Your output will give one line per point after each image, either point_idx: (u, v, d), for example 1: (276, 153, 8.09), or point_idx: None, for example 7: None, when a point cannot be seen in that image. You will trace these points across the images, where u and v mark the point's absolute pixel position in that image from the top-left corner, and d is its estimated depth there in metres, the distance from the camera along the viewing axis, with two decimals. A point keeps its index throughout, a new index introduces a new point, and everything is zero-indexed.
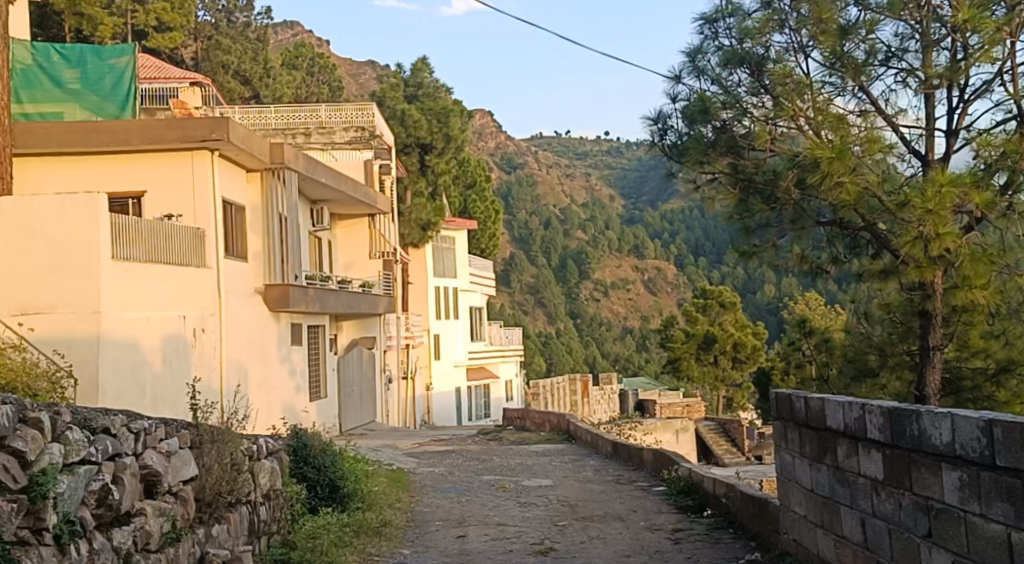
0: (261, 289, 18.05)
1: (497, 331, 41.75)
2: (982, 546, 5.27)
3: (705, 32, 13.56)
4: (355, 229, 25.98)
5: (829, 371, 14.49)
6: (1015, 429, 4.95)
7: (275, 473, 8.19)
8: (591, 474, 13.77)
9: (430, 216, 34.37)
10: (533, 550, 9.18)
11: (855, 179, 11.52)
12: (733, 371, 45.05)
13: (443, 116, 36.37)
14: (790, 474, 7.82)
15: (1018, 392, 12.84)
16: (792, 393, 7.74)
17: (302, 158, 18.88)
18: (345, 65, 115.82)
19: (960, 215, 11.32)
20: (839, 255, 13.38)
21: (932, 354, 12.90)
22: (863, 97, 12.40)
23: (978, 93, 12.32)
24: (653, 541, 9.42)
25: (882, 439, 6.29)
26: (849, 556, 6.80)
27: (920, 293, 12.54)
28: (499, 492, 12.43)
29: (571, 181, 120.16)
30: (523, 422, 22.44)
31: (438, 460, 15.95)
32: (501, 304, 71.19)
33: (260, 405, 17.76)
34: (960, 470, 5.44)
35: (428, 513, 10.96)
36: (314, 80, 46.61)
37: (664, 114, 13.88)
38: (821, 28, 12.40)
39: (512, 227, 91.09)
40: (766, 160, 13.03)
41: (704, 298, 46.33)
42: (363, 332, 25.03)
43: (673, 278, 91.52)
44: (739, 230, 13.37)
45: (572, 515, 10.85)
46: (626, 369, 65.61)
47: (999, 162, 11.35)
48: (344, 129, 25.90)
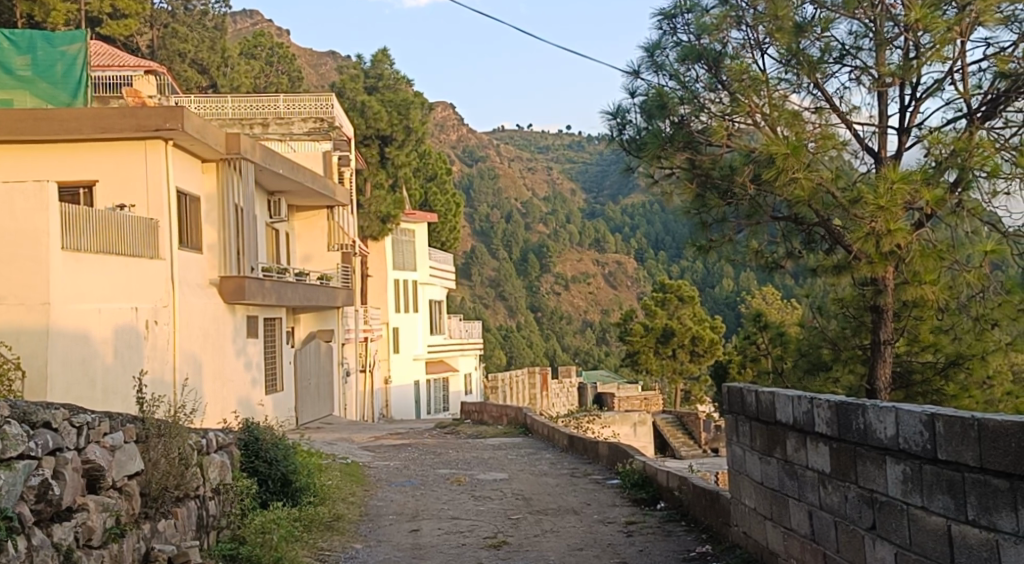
0: (215, 281, 17.83)
1: (457, 324, 41.76)
2: (923, 539, 5.37)
3: (664, 28, 13.69)
4: (314, 221, 25.89)
5: (783, 365, 14.58)
6: (956, 423, 5.05)
7: (224, 467, 8.16)
8: (546, 468, 13.82)
9: (390, 208, 34.07)
10: (485, 544, 9.21)
11: (809, 175, 11.66)
12: (691, 365, 45.26)
13: (403, 108, 36.39)
14: (740, 467, 7.91)
15: (967, 385, 13.01)
16: (743, 387, 7.82)
17: (258, 149, 18.69)
18: (304, 57, 114.80)
19: (911, 211, 11.50)
20: (795, 250, 13.48)
21: (883, 349, 13.06)
22: (818, 94, 12.55)
23: (928, 93, 12.51)
24: (606, 534, 9.48)
25: (830, 433, 6.37)
26: (797, 548, 6.88)
27: (873, 289, 12.60)
28: (453, 485, 12.46)
29: (533, 175, 120.53)
30: (480, 416, 22.47)
31: (393, 454, 15.92)
32: (461, 297, 71.21)
33: (214, 399, 17.61)
34: (903, 464, 5.54)
35: (382, 507, 10.94)
36: (273, 70, 46.25)
37: (623, 109, 13.94)
38: (776, 26, 12.52)
39: (473, 221, 90.98)
40: (723, 156, 13.16)
41: (663, 292, 46.53)
42: (321, 325, 24.98)
43: (633, 272, 91.98)
44: (697, 224, 13.40)
45: (527, 508, 10.92)
46: (586, 362, 65.86)
47: (948, 161, 11.43)
48: (303, 120, 25.54)
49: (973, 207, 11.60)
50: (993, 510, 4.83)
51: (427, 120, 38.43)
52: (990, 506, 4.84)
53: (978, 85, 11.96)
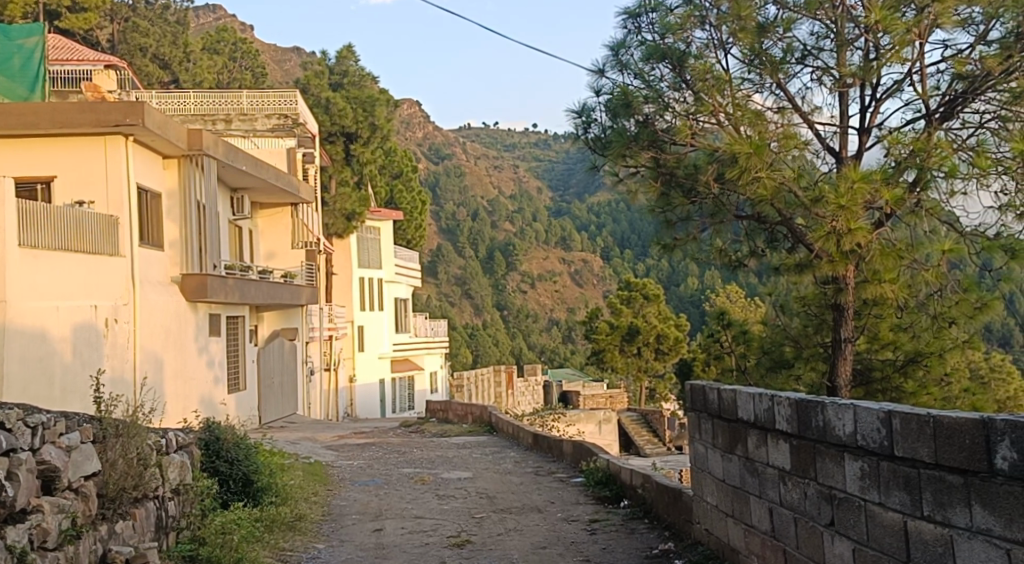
0: (177, 278, 17.71)
1: (422, 322, 41.71)
2: (880, 535, 5.44)
3: (628, 27, 13.70)
4: (277, 219, 25.72)
5: (746, 362, 14.67)
6: (912, 421, 5.12)
7: (184, 467, 8.09)
8: (511, 466, 13.84)
9: (355, 206, 33.94)
10: (448, 543, 9.21)
11: (771, 174, 11.76)
12: (656, 363, 45.49)
13: (368, 104, 36.19)
14: (702, 464, 7.96)
15: (925, 383, 13.09)
16: (706, 384, 7.88)
17: (221, 145, 18.57)
18: (268, 53, 114.18)
19: (871, 211, 11.66)
20: (758, 248, 13.55)
21: (844, 346, 13.19)
22: (780, 95, 12.69)
23: (888, 93, 12.63)
24: (569, 532, 9.50)
25: (790, 430, 6.43)
26: (757, 545, 6.93)
27: (834, 287, 12.65)
28: (417, 484, 12.44)
29: (499, 173, 120.59)
30: (445, 414, 22.46)
31: (358, 453, 15.85)
32: (428, 295, 71.01)
33: (175, 398, 17.45)
34: (861, 461, 5.60)
35: (345, 506, 10.90)
36: (236, 65, 45.84)
37: (588, 107, 13.95)
38: (740, 26, 12.62)
39: (439, 218, 90.76)
40: (687, 155, 13.20)
41: (628, 290, 46.75)
42: (284, 323, 24.82)
43: (599, 270, 92.63)
44: (661, 223, 13.55)
45: (491, 507, 10.91)
46: (552, 360, 65.99)
47: (907, 161, 11.56)
48: (266, 116, 25.37)
49: (931, 207, 11.77)
50: (947, 506, 4.89)
51: (392, 117, 38.31)
52: (945, 501, 4.90)
53: (936, 86, 12.11)
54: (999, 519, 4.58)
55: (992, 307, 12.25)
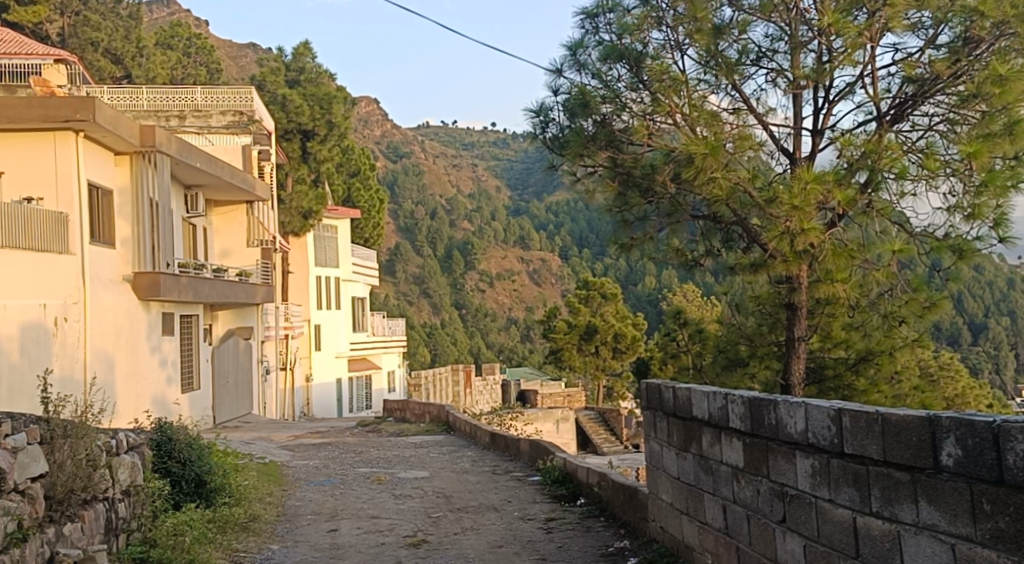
0: (130, 277, 17.49)
1: (380, 322, 41.52)
2: (830, 531, 5.50)
3: (586, 27, 13.78)
4: (232, 216, 25.49)
5: (702, 361, 14.78)
6: (862, 418, 5.20)
7: (136, 468, 8.00)
8: (467, 465, 13.83)
9: (311, 204, 33.67)
10: (404, 542, 9.18)
11: (726, 174, 11.89)
12: (613, 361, 45.69)
13: (325, 102, 35.89)
14: (657, 462, 8.00)
15: (876, 381, 13.25)
16: (662, 383, 7.93)
17: (175, 142, 18.43)
18: (224, 49, 113.13)
19: (824, 211, 11.83)
20: (714, 248, 13.60)
21: (798, 344, 13.33)
22: (735, 95, 12.79)
23: (841, 95, 12.77)
24: (526, 530, 9.52)
25: (743, 428, 6.49)
26: (711, 542, 6.99)
27: (787, 286, 12.77)
28: (374, 484, 12.39)
29: (459, 172, 120.49)
30: (403, 414, 22.36)
31: (313, 453, 15.76)
32: (386, 293, 70.69)
33: (127, 397, 17.22)
34: (812, 458, 5.67)
35: (300, 506, 10.84)
36: (190, 61, 45.28)
37: (545, 107, 13.94)
38: (696, 27, 12.76)
39: (397, 217, 90.36)
40: (644, 155, 13.21)
41: (586, 290, 46.90)
42: (239, 322, 24.58)
43: (558, 269, 92.91)
44: (619, 222, 13.66)
45: (447, 507, 10.88)
46: (511, 360, 65.96)
47: (859, 162, 11.76)
48: (221, 113, 25.00)
49: (882, 208, 11.91)
50: (895, 502, 4.96)
51: (349, 115, 38.01)
52: (892, 498, 4.97)
53: (887, 89, 12.28)
54: (945, 514, 4.64)
55: (941, 307, 12.39)
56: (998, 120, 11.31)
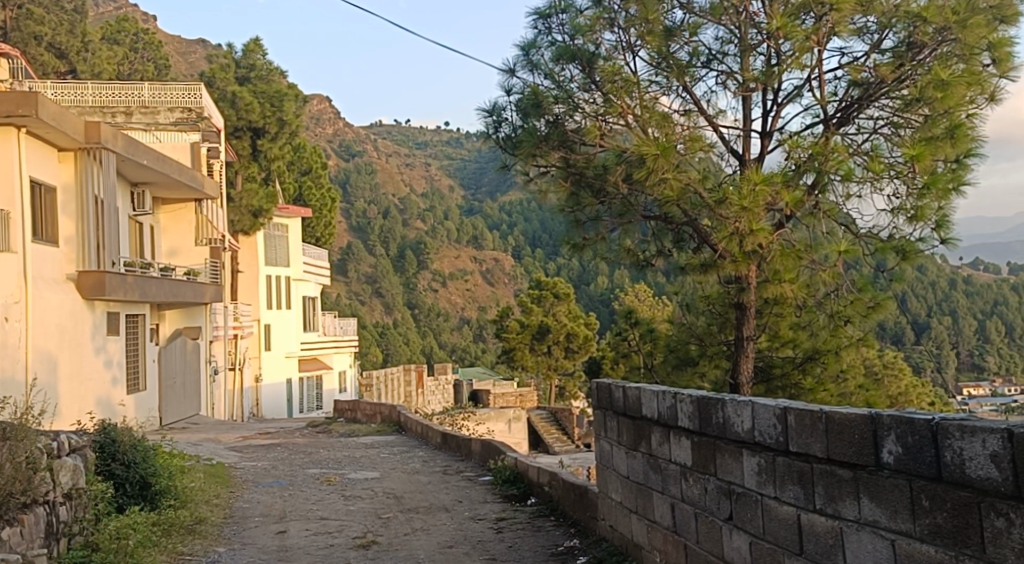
0: (74, 275, 17.17)
1: (331, 321, 41.27)
2: (775, 528, 5.56)
3: (539, 28, 13.78)
4: (180, 215, 25.18)
5: (653, 360, 14.86)
6: (807, 417, 5.26)
7: (78, 470, 7.87)
8: (418, 466, 13.77)
9: (262, 203, 33.28)
10: (354, 544, 9.12)
11: (677, 175, 11.97)
12: (566, 361, 45.84)
13: (276, 99, 35.47)
14: (608, 461, 8.02)
15: (822, 379, 13.43)
16: (612, 382, 7.96)
17: (121, 138, 18.23)
18: (172, 44, 111.74)
19: (772, 212, 12.03)
20: (665, 248, 13.69)
21: (747, 344, 13.45)
22: (686, 97, 12.90)
23: (789, 98, 12.93)
24: (476, 530, 9.51)
25: (691, 427, 6.54)
26: (659, 540, 7.03)
27: (737, 286, 12.86)
28: (323, 485, 12.30)
29: (412, 171, 120.18)
30: (354, 414, 22.25)
31: (262, 454, 15.61)
32: (338, 293, 70.20)
33: (70, 399, 16.96)
34: (758, 456, 5.72)
35: (247, 508, 10.74)
36: (137, 56, 44.59)
37: (498, 107, 13.91)
38: (647, 29, 12.85)
39: (349, 216, 89.78)
40: (596, 155, 13.29)
41: (539, 290, 47.00)
42: (188, 321, 24.28)
43: (510, 269, 92.98)
44: (571, 222, 13.66)
45: (398, 507, 10.85)
46: (463, 359, 65.82)
47: (806, 164, 11.89)
48: (169, 110, 24.86)
49: (829, 209, 12.16)
50: (837, 499, 5.02)
51: (300, 113, 37.65)
52: (835, 495, 5.03)
53: (834, 92, 12.49)
54: (885, 511, 4.70)
55: (885, 307, 12.58)
56: (940, 123, 11.51)
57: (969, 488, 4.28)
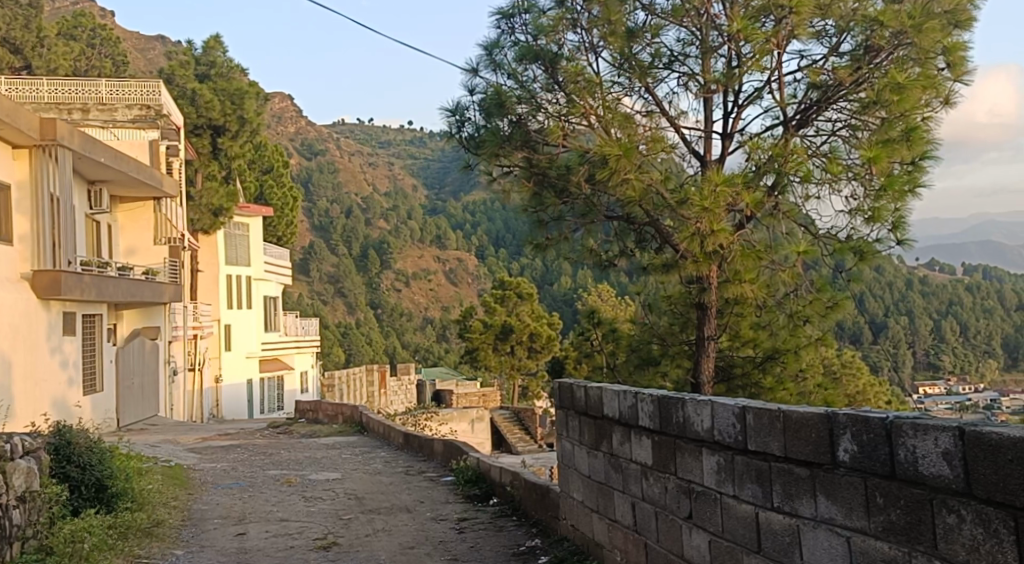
0: (28, 274, 16.90)
1: (292, 321, 41.02)
2: (734, 526, 5.58)
3: (502, 27, 13.80)
4: (139, 213, 24.92)
5: (616, 360, 14.90)
6: (765, 416, 5.30)
7: (32, 473, 7.76)
8: (380, 466, 13.72)
9: (222, 202, 33.12)
10: (314, 546, 9.07)
11: (640, 176, 12.01)
12: (529, 361, 45.87)
13: (236, 97, 35.15)
14: (569, 461, 8.03)
15: (782, 379, 13.48)
16: (574, 382, 7.97)
17: (77, 136, 18.00)
18: (131, 40, 110.56)
19: (733, 212, 12.10)
20: (627, 248, 13.72)
21: (707, 344, 13.53)
22: (648, 98, 12.97)
23: (750, 100, 13.03)
24: (438, 531, 9.49)
25: (652, 426, 6.57)
26: (620, 539, 7.05)
27: (698, 286, 12.94)
28: (283, 486, 12.22)
29: (375, 170, 119.76)
30: (315, 414, 22.13)
31: (221, 455, 15.48)
32: (300, 293, 69.77)
33: (24, 400, 16.66)
34: (717, 455, 5.75)
35: (206, 510, 10.64)
36: (95, 52, 44.01)
37: (461, 106, 13.91)
38: (610, 29, 12.93)
39: (311, 215, 89.24)
40: (559, 155, 13.27)
41: (502, 290, 46.98)
42: (146, 321, 24.03)
43: (474, 269, 92.88)
44: (534, 222, 13.65)
45: (359, 508, 10.79)
46: (427, 359, 65.64)
47: (767, 165, 12.04)
48: (126, 107, 24.36)
49: (788, 210, 12.30)
50: (795, 498, 5.06)
51: (262, 111, 37.35)
52: (792, 493, 5.07)
53: (793, 94, 12.55)
54: (841, 509, 4.75)
55: (843, 306, 12.66)
56: (896, 126, 11.62)
57: (921, 485, 4.33)
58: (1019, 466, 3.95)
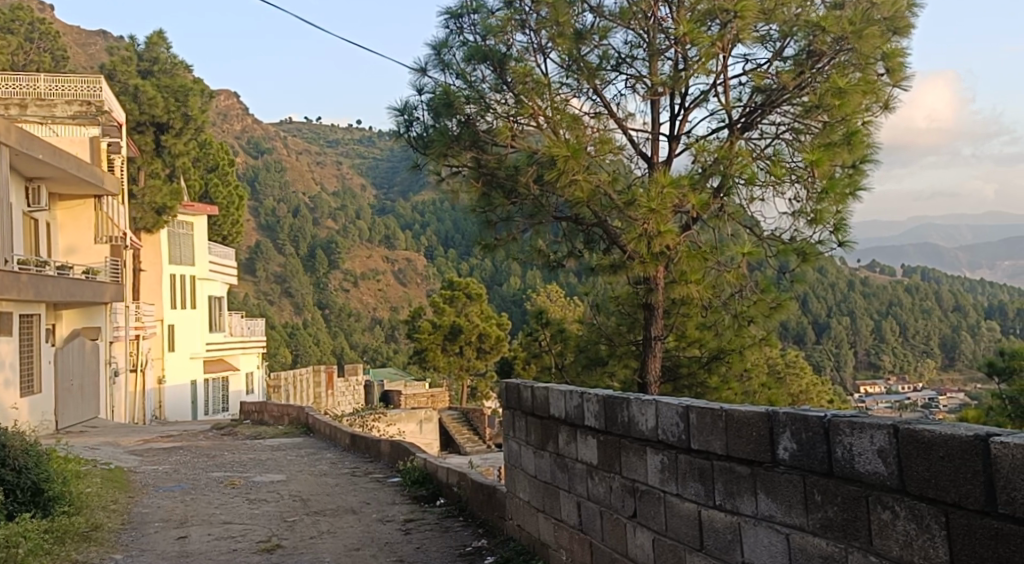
0: None
1: (238, 322, 40.56)
2: (677, 525, 5.61)
3: (450, 27, 13.78)
4: (79, 211, 24.47)
5: (564, 360, 14.96)
6: (708, 415, 5.33)
7: None
8: (326, 468, 13.62)
9: (165, 200, 32.56)
10: (257, 548, 8.95)
11: (588, 177, 12.02)
12: (478, 362, 45.83)
13: (181, 94, 34.78)
14: (516, 461, 8.01)
15: (727, 378, 13.67)
16: (521, 382, 7.95)
17: (15, 132, 17.73)
18: (72, 35, 108.79)
19: (679, 214, 12.15)
20: (576, 249, 13.76)
21: (654, 343, 13.60)
22: (596, 100, 13.05)
23: (696, 102, 13.11)
24: (383, 532, 9.42)
25: (597, 426, 6.58)
26: (565, 539, 7.05)
27: (645, 287, 13.02)
28: (226, 489, 12.07)
29: (322, 170, 118.99)
30: (260, 416, 21.90)
31: (163, 458, 15.25)
32: (246, 293, 69.06)
33: None
34: (661, 454, 5.78)
35: (147, 513, 10.46)
36: (34, 47, 43.20)
37: (409, 106, 13.82)
38: (558, 31, 12.96)
39: (258, 214, 88.38)
40: (508, 156, 13.23)
41: (451, 290, 46.87)
42: (85, 322, 23.70)
43: (423, 269, 92.58)
44: (482, 223, 13.63)
45: (304, 510, 10.69)
46: (375, 359, 65.31)
47: (712, 167, 12.17)
48: (65, 102, 23.97)
49: (733, 211, 12.45)
50: (736, 495, 5.09)
51: (206, 108, 36.92)
52: (734, 491, 5.11)
53: (739, 98, 12.65)
54: (781, 506, 4.79)
55: (786, 306, 12.79)
56: (837, 130, 11.87)
57: (857, 482, 4.38)
58: (950, 462, 4.00)
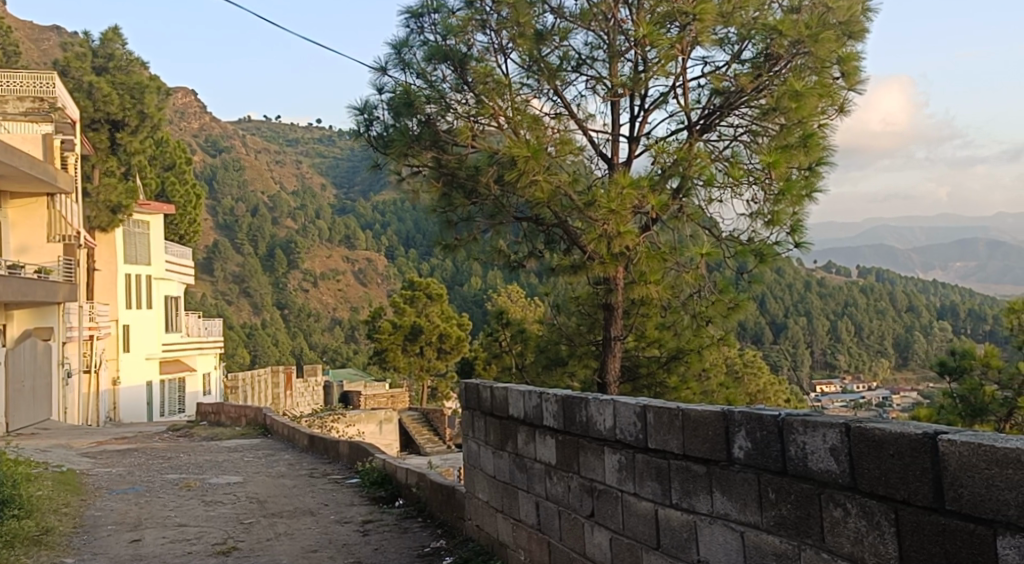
0: None
1: (195, 322, 40.13)
2: (634, 523, 5.62)
3: (411, 27, 13.73)
4: (32, 209, 24.11)
5: (524, 360, 15.00)
6: (664, 414, 5.34)
7: None
8: (283, 469, 13.50)
9: (121, 198, 32.24)
10: (213, 551, 8.87)
11: (547, 177, 12.03)
12: (438, 362, 45.69)
13: (137, 91, 34.38)
14: (475, 461, 7.99)
15: (686, 377, 13.75)
16: (480, 383, 7.93)
17: None
18: (25, 30, 107.16)
19: (638, 215, 12.20)
20: (537, 249, 13.79)
21: (614, 343, 13.62)
22: (557, 101, 13.05)
23: (656, 104, 13.19)
24: (341, 534, 9.36)
25: (556, 426, 6.57)
26: (524, 539, 7.05)
27: (604, 287, 13.07)
28: (182, 491, 11.93)
29: (282, 169, 118.17)
30: (217, 417, 21.66)
31: (117, 460, 15.04)
32: (203, 293, 68.38)
33: None
34: (619, 453, 5.79)
35: (100, 516, 10.32)
36: None
37: (369, 105, 13.75)
38: (519, 31, 12.91)
39: (216, 213, 87.58)
40: (468, 156, 13.21)
41: (411, 290, 46.72)
42: (37, 322, 23.32)
43: (384, 269, 92.17)
44: (442, 223, 13.52)
45: (261, 512, 10.60)
46: (335, 360, 64.88)
47: (671, 168, 12.15)
48: (17, 99, 23.65)
49: (692, 212, 12.47)
50: (692, 494, 5.11)
51: (163, 106, 36.48)
52: (690, 490, 5.13)
53: (697, 100, 12.79)
54: (735, 504, 4.82)
55: (744, 307, 12.75)
56: (794, 133, 11.96)
57: (810, 480, 4.41)
58: (899, 460, 4.04)
